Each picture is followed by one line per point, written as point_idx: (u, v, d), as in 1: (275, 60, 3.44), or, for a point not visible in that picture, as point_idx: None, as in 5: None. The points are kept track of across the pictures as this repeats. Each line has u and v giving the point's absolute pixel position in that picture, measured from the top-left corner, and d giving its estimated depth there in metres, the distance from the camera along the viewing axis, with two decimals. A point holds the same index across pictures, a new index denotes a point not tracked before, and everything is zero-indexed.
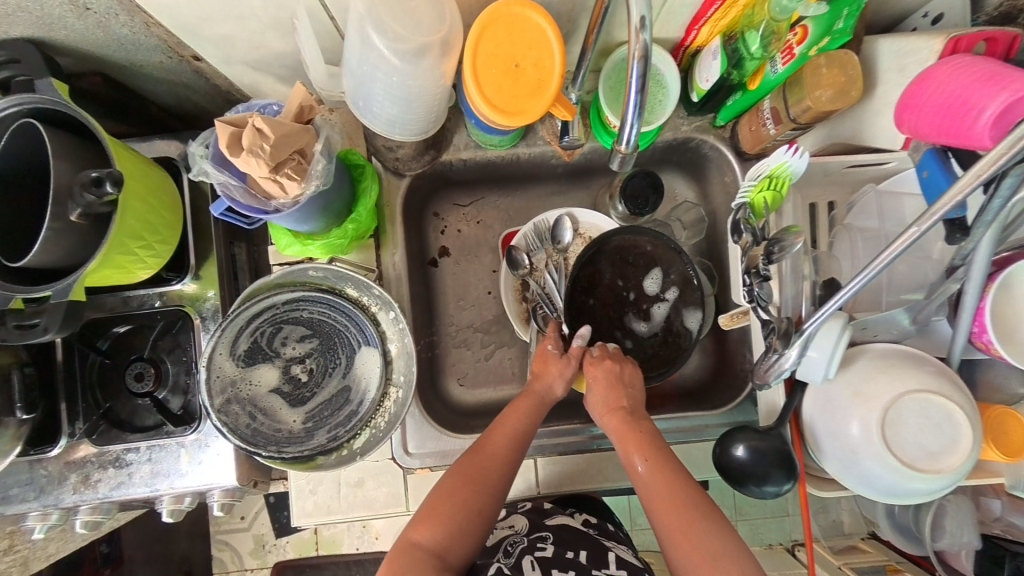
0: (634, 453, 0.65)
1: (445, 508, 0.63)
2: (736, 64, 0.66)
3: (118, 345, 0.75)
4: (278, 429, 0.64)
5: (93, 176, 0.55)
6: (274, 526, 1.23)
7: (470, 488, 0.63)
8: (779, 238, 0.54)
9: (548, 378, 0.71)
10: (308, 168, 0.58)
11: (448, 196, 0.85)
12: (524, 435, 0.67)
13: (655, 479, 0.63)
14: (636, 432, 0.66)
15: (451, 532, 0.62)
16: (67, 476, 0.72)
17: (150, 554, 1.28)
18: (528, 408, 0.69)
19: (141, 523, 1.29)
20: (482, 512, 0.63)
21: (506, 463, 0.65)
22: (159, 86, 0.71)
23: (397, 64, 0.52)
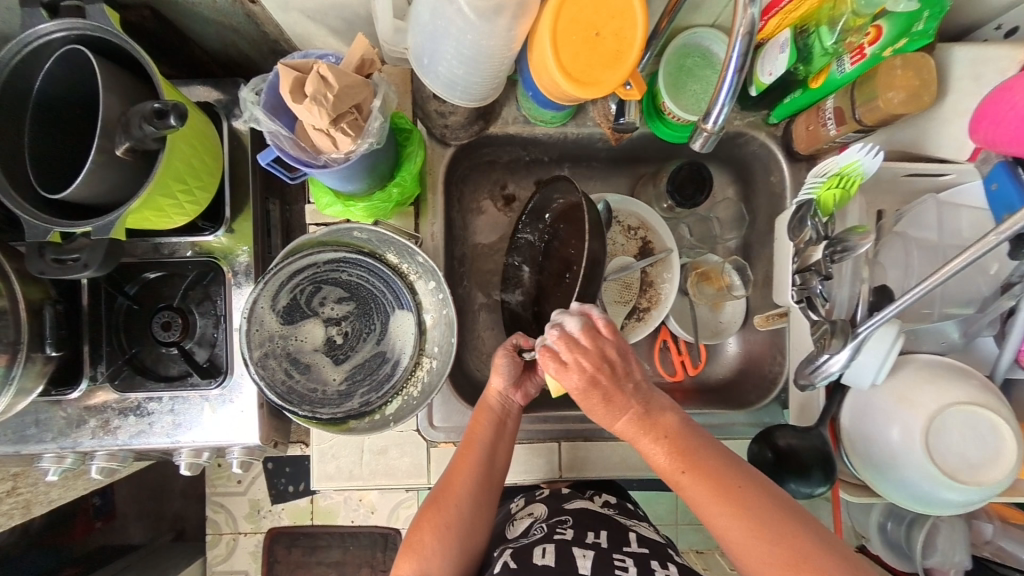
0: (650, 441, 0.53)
1: (421, 538, 0.61)
2: (804, 59, 0.63)
3: (146, 291, 0.74)
4: (313, 389, 0.63)
5: (155, 107, 0.51)
6: (272, 492, 1.20)
7: (441, 517, 0.62)
8: (842, 239, 0.53)
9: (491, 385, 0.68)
10: (364, 125, 0.56)
11: (487, 172, 0.84)
12: (490, 449, 0.66)
13: (686, 468, 0.52)
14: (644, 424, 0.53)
15: (434, 558, 0.60)
16: (86, 420, 0.71)
17: (143, 509, 1.29)
18: (487, 422, 0.67)
19: (138, 478, 1.28)
20: (463, 535, 0.63)
21: (477, 483, 0.64)
22: (207, 27, 0.69)
23: (472, 21, 0.50)
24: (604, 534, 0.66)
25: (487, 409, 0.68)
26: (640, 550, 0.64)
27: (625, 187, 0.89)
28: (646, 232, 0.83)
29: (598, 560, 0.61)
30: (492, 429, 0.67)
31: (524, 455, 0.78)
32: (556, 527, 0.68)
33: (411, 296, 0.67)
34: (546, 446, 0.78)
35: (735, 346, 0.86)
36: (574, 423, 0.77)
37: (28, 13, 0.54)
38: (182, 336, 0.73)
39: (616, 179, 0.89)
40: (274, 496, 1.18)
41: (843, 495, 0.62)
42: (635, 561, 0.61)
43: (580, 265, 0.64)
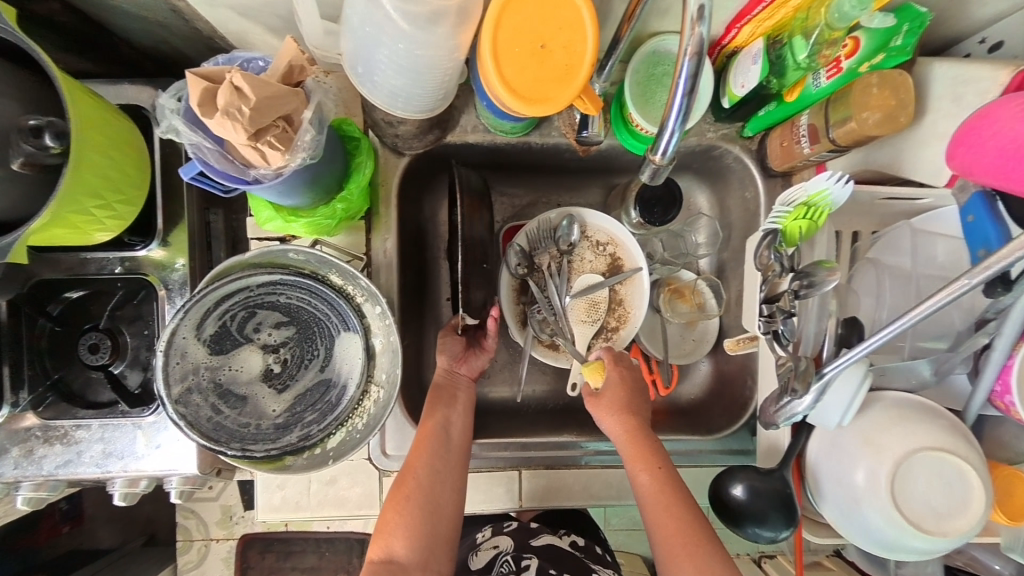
0: (639, 467, 0.64)
1: (387, 517, 0.62)
2: (778, 72, 0.59)
3: (72, 310, 0.68)
4: (244, 424, 0.58)
5: (30, 124, 0.49)
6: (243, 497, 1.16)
7: (402, 494, 0.63)
8: (809, 272, 0.51)
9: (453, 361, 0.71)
10: (294, 138, 0.51)
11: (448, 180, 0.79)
12: (444, 420, 0.66)
13: (664, 506, 0.61)
14: (636, 448, 0.65)
15: (400, 533, 0.61)
16: (8, 449, 0.66)
17: None
18: (443, 396, 0.69)
19: None
20: (428, 510, 0.62)
21: (434, 456, 0.64)
22: (130, 22, 0.62)
23: (405, 30, 0.45)
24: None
25: (440, 388, 0.69)
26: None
27: (596, 198, 0.84)
28: (614, 248, 0.79)
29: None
30: (446, 405, 0.68)
31: (484, 483, 0.75)
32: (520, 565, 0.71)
33: (352, 302, 0.62)
34: (507, 475, 0.75)
35: (706, 365, 0.83)
36: (535, 449, 0.74)
37: None
38: (112, 358, 0.68)
39: (587, 189, 0.84)
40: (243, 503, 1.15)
41: (805, 535, 0.60)
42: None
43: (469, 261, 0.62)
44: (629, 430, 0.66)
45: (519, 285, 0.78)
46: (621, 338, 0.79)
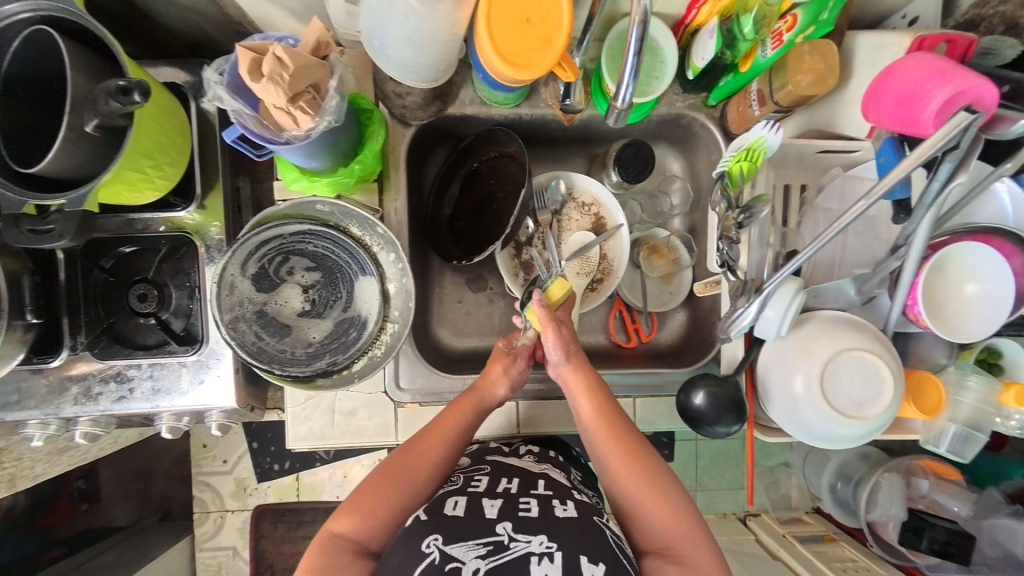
0: (580, 396, 0.73)
1: (369, 501, 0.65)
2: (730, 44, 0.69)
3: (121, 264, 0.77)
4: (280, 351, 0.68)
5: (120, 84, 0.55)
6: (256, 471, 1.37)
7: (395, 485, 0.67)
8: (751, 207, 0.61)
9: (484, 381, 0.75)
10: (321, 104, 0.61)
11: (437, 150, 0.90)
12: (462, 435, 0.73)
13: (601, 427, 0.71)
14: (585, 387, 0.73)
15: (379, 524, 0.64)
16: (68, 388, 0.76)
17: (128, 492, 1.37)
18: (467, 409, 0.74)
19: (116, 466, 1.33)
20: (411, 507, 0.67)
21: (442, 462, 0.70)
22: (170, 9, 0.71)
23: (413, 7, 0.54)
24: (515, 480, 0.72)
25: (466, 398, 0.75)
26: (545, 491, 0.70)
27: (581, 167, 0.95)
28: (597, 208, 0.90)
29: (504, 508, 0.66)
30: (465, 422, 0.73)
31: (485, 412, 0.86)
32: (472, 478, 0.74)
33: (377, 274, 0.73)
34: (506, 405, 0.86)
35: (681, 313, 0.94)
36: (531, 384, 0.83)
37: None
38: (157, 307, 0.77)
39: (571, 158, 0.95)
40: (258, 473, 1.36)
41: (758, 437, 0.71)
42: (537, 503, 0.67)
43: (508, 184, 0.86)
44: (575, 372, 0.74)
45: (515, 248, 0.89)
46: (606, 287, 0.89)
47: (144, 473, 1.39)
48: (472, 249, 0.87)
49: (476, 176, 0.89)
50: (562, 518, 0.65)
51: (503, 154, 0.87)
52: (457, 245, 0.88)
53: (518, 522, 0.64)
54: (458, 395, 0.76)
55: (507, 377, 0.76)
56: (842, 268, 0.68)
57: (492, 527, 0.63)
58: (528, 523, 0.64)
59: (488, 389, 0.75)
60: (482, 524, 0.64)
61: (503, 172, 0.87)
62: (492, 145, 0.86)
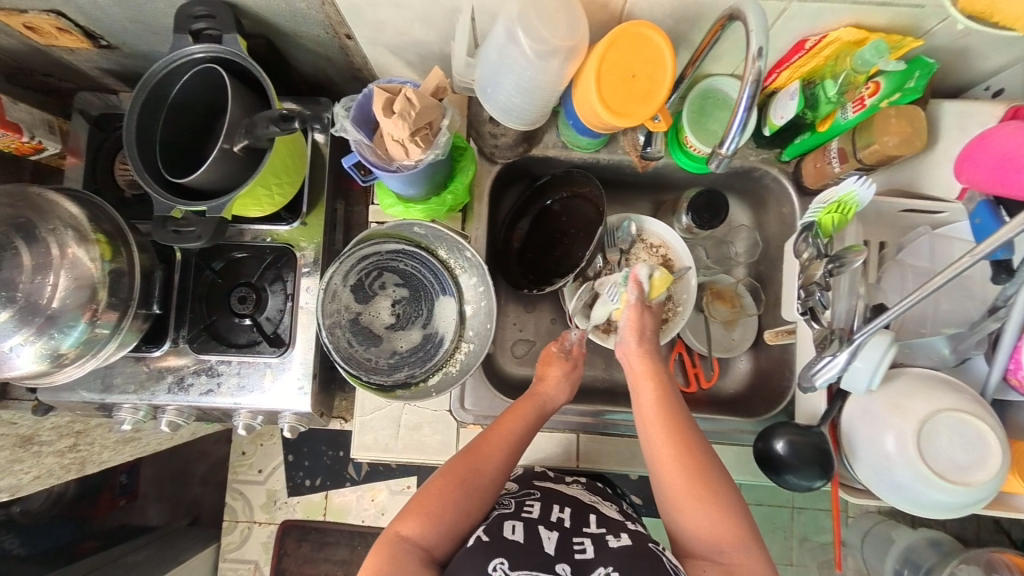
0: (643, 385, 0.72)
1: (433, 506, 0.64)
2: (812, 106, 0.73)
3: (229, 267, 0.85)
4: (366, 360, 0.73)
5: (283, 114, 0.64)
6: (288, 484, 1.38)
7: (456, 490, 0.66)
8: (840, 256, 0.62)
9: (547, 388, 0.76)
10: (434, 139, 0.68)
11: (511, 186, 0.96)
12: (520, 441, 0.71)
13: (655, 416, 0.69)
14: (647, 373, 0.72)
15: (442, 530, 0.64)
16: (164, 377, 0.82)
17: (163, 492, 1.43)
18: (526, 413, 0.73)
19: (158, 462, 1.45)
20: (472, 516, 0.66)
21: (503, 467, 0.69)
22: (306, 55, 0.83)
23: (533, 61, 0.61)
24: (568, 511, 0.69)
25: (522, 407, 0.74)
26: (598, 528, 0.66)
27: (647, 211, 0.99)
28: (666, 250, 0.92)
29: (561, 543, 0.64)
30: (523, 427, 0.72)
31: (544, 441, 0.85)
32: (524, 502, 0.70)
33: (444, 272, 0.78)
34: (565, 436, 0.85)
35: (745, 361, 0.93)
36: (593, 416, 0.84)
37: (180, 38, 0.70)
38: (253, 309, 0.83)
39: (639, 203, 0.99)
40: (291, 488, 1.38)
41: (841, 495, 0.69)
42: (593, 541, 0.64)
43: (580, 224, 0.91)
44: (642, 353, 0.74)
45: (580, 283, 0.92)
46: (670, 328, 0.89)
47: (181, 474, 1.45)
48: (540, 280, 0.91)
49: (548, 212, 0.93)
50: (619, 551, 0.63)
51: (576, 194, 0.91)
52: (527, 276, 0.92)
53: (576, 565, 0.61)
54: (516, 400, 0.75)
55: (565, 382, 0.77)
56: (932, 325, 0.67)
57: (551, 565, 0.60)
58: (586, 565, 0.61)
59: (549, 394, 0.76)
60: (542, 559, 0.61)
61: (575, 210, 0.91)
62: (566, 186, 0.91)
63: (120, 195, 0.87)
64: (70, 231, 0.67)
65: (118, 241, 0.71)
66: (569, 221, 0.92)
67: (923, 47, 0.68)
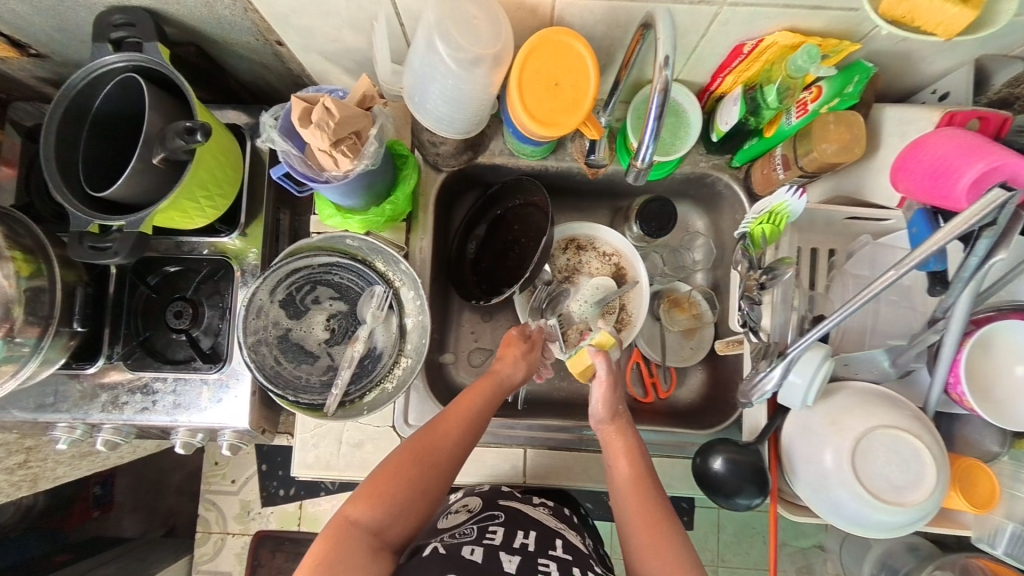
0: (619, 461, 0.69)
1: (384, 488, 0.63)
2: (754, 111, 0.71)
3: (165, 282, 0.82)
4: (297, 377, 0.70)
5: (187, 126, 0.62)
6: (263, 494, 1.35)
7: (412, 470, 0.64)
8: (774, 268, 0.61)
9: (503, 364, 0.75)
10: (361, 149, 0.65)
11: (465, 196, 0.94)
12: (479, 418, 0.70)
13: (632, 491, 0.67)
14: (627, 455, 0.69)
15: (393, 513, 0.63)
16: (99, 395, 0.79)
17: (139, 502, 1.44)
18: (486, 391, 0.72)
19: (134, 472, 1.44)
20: (425, 493, 0.65)
21: (462, 437, 0.68)
22: (242, 62, 0.82)
23: (454, 70, 0.60)
24: (533, 535, 0.68)
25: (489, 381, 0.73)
26: (563, 554, 0.66)
27: (604, 218, 0.97)
28: (618, 258, 0.90)
29: (523, 565, 0.63)
30: (484, 401, 0.71)
31: (492, 458, 0.81)
32: (487, 525, 0.69)
33: (382, 288, 0.74)
34: (513, 452, 0.81)
35: (702, 370, 0.91)
36: (545, 430, 0.82)
37: (98, 47, 0.68)
38: (191, 324, 0.81)
39: (595, 210, 0.97)
40: (264, 497, 1.35)
41: (782, 513, 0.66)
42: (558, 568, 0.63)
43: (529, 234, 0.89)
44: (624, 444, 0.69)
45: (531, 293, 0.89)
46: (624, 337, 0.86)
47: (159, 484, 1.47)
48: (489, 291, 0.89)
49: (500, 220, 0.91)
50: None
51: (527, 203, 0.89)
52: (477, 287, 0.90)
53: None
54: (478, 379, 0.74)
55: (524, 361, 0.77)
56: (874, 338, 0.66)
57: None
58: None
59: (512, 373, 0.75)
60: None
61: (526, 220, 0.89)
62: (517, 194, 0.89)
63: (54, 206, 0.85)
64: None
65: (38, 257, 0.69)
66: (523, 231, 0.89)
67: (862, 50, 0.66)
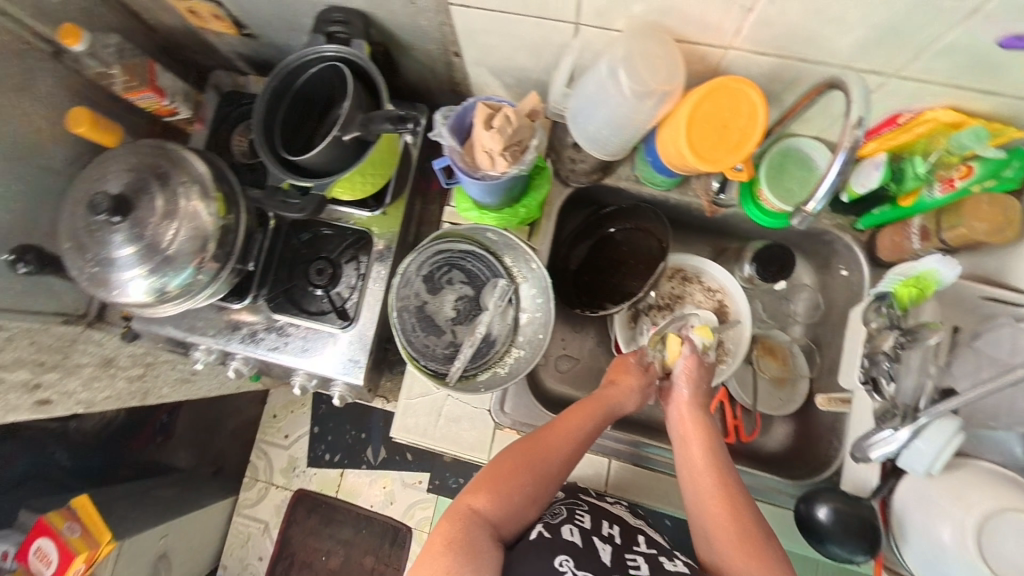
0: (691, 442, 0.72)
1: (501, 485, 0.68)
2: (897, 179, 0.73)
3: (312, 241, 0.93)
4: (426, 345, 0.78)
5: (400, 114, 0.72)
6: (309, 454, 1.44)
7: (524, 474, 0.69)
8: (915, 331, 0.61)
9: (619, 392, 0.78)
10: (520, 156, 0.73)
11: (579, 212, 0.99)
12: (587, 435, 0.73)
13: (704, 468, 0.69)
14: (699, 430, 0.73)
15: (509, 509, 0.68)
16: (240, 328, 0.90)
17: (196, 437, 1.58)
18: (595, 409, 0.75)
19: (193, 410, 1.59)
20: (536, 496, 0.69)
21: (571, 451, 0.71)
22: (415, 65, 0.93)
23: (629, 98, 0.66)
24: (618, 526, 0.71)
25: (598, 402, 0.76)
26: (648, 547, 0.68)
27: (707, 255, 1.00)
28: (722, 296, 0.92)
29: (615, 554, 0.66)
30: (594, 422, 0.74)
31: (578, 460, 0.86)
32: (575, 510, 0.73)
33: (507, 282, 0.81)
34: (598, 460, 0.85)
35: (789, 423, 0.90)
36: (629, 445, 0.84)
37: (315, 37, 0.80)
38: (327, 282, 0.90)
39: (699, 246, 1.00)
40: (310, 459, 1.43)
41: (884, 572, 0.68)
42: (645, 560, 0.66)
43: (638, 258, 0.93)
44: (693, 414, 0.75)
45: (632, 314, 0.93)
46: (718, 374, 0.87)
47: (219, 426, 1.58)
48: (590, 303, 0.94)
49: (610, 240, 0.95)
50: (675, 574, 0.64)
51: (638, 228, 0.93)
52: (579, 298, 0.94)
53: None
54: (585, 397, 0.77)
55: (638, 393, 0.79)
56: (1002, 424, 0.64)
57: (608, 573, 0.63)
58: None
59: (622, 400, 0.77)
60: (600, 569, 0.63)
61: (637, 244, 0.93)
62: (631, 218, 0.93)
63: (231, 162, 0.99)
64: (198, 187, 0.78)
65: (232, 201, 0.81)
66: (633, 254, 0.94)
67: None
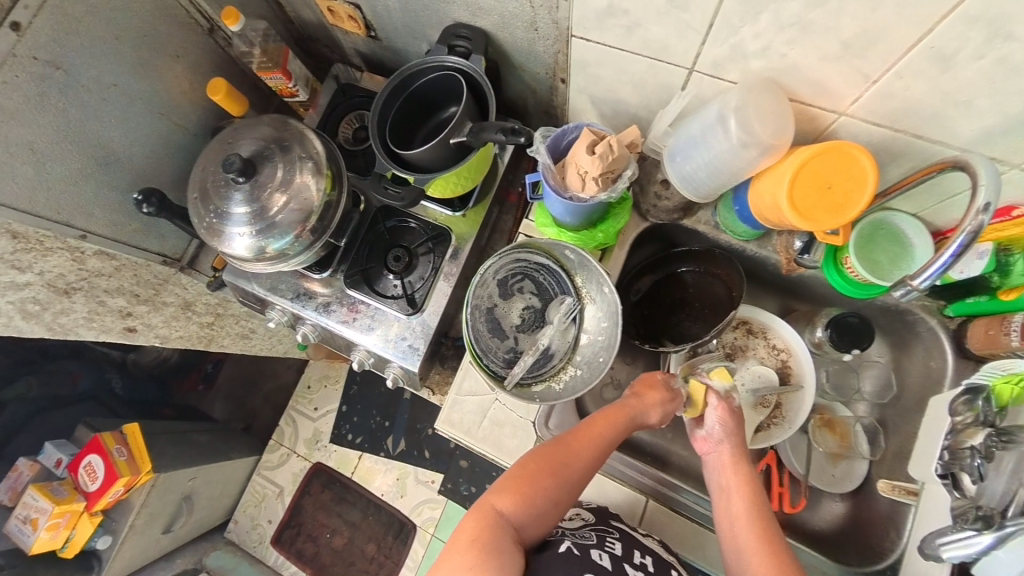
0: (734, 493, 0.71)
1: (525, 486, 0.68)
2: (1002, 271, 0.70)
3: (394, 230, 0.99)
4: (488, 346, 0.81)
5: (513, 127, 0.77)
6: (334, 431, 1.48)
7: (548, 479, 0.69)
8: (1009, 432, 0.58)
9: (640, 402, 0.76)
10: (612, 183, 0.76)
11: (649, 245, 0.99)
12: (608, 445, 0.72)
13: (748, 526, 0.67)
14: (745, 482, 0.71)
15: (532, 512, 0.68)
16: (316, 297, 0.97)
17: (233, 392, 1.65)
18: (619, 420, 0.74)
19: (236, 365, 1.67)
20: (559, 500, 0.69)
21: (593, 460, 0.71)
22: (519, 83, 0.98)
23: (735, 145, 0.68)
24: (650, 558, 0.71)
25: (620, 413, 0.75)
26: None
27: (774, 312, 0.98)
28: (787, 356, 0.89)
29: None
30: (614, 429, 0.73)
31: (613, 492, 0.84)
32: (605, 537, 0.73)
33: (574, 301, 0.82)
34: (636, 496, 0.83)
35: (838, 501, 0.86)
36: (666, 486, 0.83)
37: (438, 47, 0.87)
38: (402, 269, 0.95)
39: (767, 301, 0.98)
40: (335, 435, 1.48)
41: None
42: None
43: (704, 303, 0.93)
44: (735, 465, 0.72)
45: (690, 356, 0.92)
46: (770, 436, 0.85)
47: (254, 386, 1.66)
48: (648, 337, 0.94)
49: (678, 278, 0.95)
50: None
51: (709, 273, 0.93)
52: (636, 331, 0.95)
53: None
54: (609, 405, 0.76)
55: (662, 407, 0.76)
56: None
57: None
58: None
59: (644, 410, 0.76)
60: None
61: (706, 288, 0.93)
62: (703, 261, 0.92)
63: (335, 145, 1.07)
64: (312, 164, 0.86)
65: (337, 180, 0.88)
66: (699, 296, 0.93)
67: None
